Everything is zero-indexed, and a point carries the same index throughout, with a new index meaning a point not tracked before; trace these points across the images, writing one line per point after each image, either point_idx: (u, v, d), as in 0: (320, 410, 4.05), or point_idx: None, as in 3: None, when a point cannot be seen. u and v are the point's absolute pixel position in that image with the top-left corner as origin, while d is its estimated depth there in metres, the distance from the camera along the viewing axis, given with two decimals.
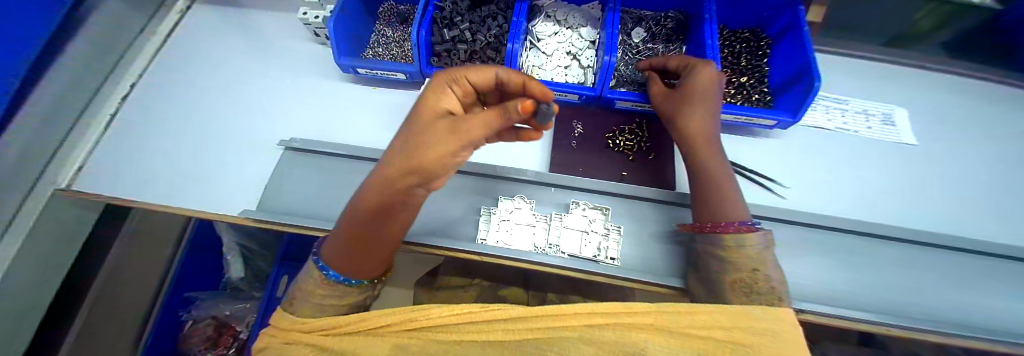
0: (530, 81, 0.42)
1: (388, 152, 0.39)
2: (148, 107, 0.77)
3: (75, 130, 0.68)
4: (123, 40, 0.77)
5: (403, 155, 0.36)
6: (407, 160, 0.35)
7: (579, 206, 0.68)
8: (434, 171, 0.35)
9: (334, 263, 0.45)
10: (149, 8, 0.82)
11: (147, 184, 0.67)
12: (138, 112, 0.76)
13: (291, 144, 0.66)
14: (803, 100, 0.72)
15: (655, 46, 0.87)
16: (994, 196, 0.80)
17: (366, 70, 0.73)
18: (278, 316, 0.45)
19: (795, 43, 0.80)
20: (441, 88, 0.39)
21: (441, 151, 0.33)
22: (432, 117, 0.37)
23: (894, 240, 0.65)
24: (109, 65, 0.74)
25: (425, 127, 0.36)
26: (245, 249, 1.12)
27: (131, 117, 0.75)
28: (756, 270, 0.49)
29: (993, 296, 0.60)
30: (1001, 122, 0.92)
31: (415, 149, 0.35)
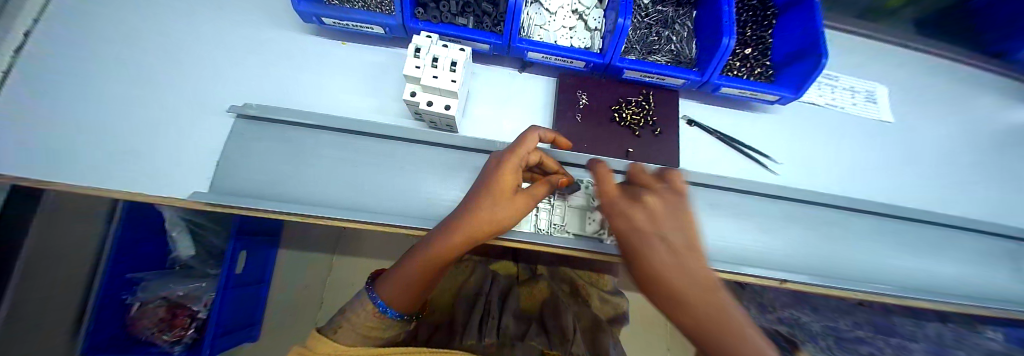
0: (558, 136, 0.56)
1: (454, 216, 0.46)
2: (44, 64, 0.62)
3: None
4: None
5: (494, 219, 0.46)
6: (487, 226, 0.45)
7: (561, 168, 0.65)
8: (502, 228, 0.48)
9: (390, 300, 0.44)
10: None
11: (53, 159, 0.55)
12: (57, 66, 0.62)
13: (246, 111, 0.59)
14: (809, 75, 0.67)
15: (665, 8, 0.77)
16: (943, 170, 0.88)
17: (334, 21, 0.64)
18: (319, 340, 0.39)
19: (806, 19, 0.71)
20: (513, 165, 0.46)
21: (520, 213, 0.48)
22: (511, 191, 0.47)
23: (861, 213, 0.74)
24: None
25: (510, 197, 0.47)
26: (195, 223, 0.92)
27: (40, 70, 0.61)
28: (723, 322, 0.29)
29: (932, 258, 0.74)
30: (956, 99, 0.99)
31: (493, 219, 0.46)
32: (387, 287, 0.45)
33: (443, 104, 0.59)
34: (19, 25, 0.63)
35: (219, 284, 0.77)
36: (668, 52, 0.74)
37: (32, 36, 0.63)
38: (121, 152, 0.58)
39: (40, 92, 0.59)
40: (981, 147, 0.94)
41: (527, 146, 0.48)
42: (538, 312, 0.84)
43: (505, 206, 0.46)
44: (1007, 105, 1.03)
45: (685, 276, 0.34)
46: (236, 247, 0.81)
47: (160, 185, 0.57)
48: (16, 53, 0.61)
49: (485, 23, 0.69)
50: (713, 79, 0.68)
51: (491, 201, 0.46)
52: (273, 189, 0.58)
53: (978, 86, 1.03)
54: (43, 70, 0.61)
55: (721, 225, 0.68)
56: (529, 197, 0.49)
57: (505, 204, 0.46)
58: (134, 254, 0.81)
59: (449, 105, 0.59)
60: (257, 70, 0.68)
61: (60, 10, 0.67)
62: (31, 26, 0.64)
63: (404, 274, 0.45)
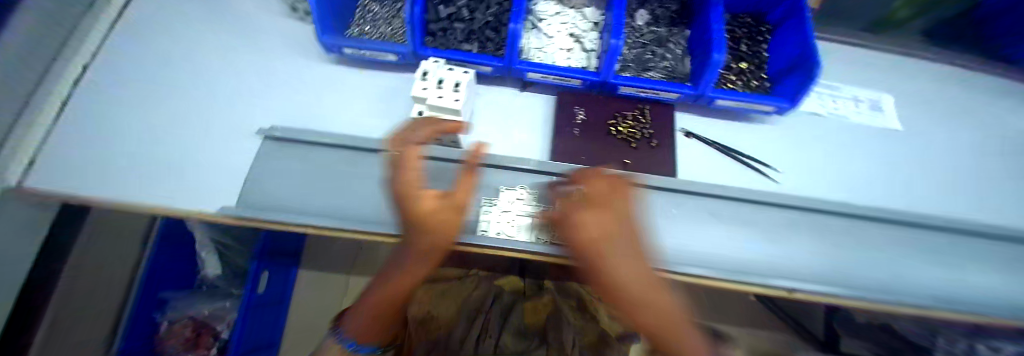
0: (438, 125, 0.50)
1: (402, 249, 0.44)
2: (101, 96, 0.72)
3: (23, 116, 0.62)
4: (67, 21, 0.72)
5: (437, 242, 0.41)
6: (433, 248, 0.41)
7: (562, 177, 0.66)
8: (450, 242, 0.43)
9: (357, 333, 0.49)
10: None
11: (102, 178, 0.62)
12: (115, 99, 0.72)
13: (272, 133, 0.66)
14: (802, 86, 0.68)
15: (658, 28, 0.80)
16: (962, 179, 0.86)
17: (353, 50, 0.71)
18: None
19: (799, 32, 0.72)
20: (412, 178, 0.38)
21: (457, 224, 0.41)
22: (429, 209, 0.38)
23: (875, 222, 0.72)
24: (55, 46, 0.69)
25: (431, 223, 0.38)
26: (222, 245, 0.98)
27: (96, 102, 0.71)
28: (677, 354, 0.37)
29: (960, 270, 0.70)
30: (970, 105, 0.98)
31: (431, 240, 0.40)
32: (351, 322, 0.49)
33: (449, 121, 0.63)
34: (78, 60, 0.74)
35: (242, 303, 0.82)
36: (663, 68, 0.76)
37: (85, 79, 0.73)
38: (161, 170, 0.65)
39: (100, 120, 0.69)
40: (998, 154, 0.91)
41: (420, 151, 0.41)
42: (541, 328, 0.81)
43: (432, 228, 0.39)
44: (1023, 109, 1.00)
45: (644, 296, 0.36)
46: (256, 268, 0.88)
47: (192, 201, 0.63)
48: (74, 86, 0.71)
49: (488, 47, 0.74)
50: (707, 92, 0.70)
51: (415, 238, 0.41)
52: (292, 202, 0.62)
53: (991, 91, 1.01)
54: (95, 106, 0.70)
55: (725, 234, 0.67)
56: (452, 202, 0.40)
57: (436, 223, 0.39)
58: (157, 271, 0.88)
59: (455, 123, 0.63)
60: (282, 96, 0.76)
61: (110, 57, 0.77)
62: (88, 62, 0.75)
63: (369, 316, 0.47)
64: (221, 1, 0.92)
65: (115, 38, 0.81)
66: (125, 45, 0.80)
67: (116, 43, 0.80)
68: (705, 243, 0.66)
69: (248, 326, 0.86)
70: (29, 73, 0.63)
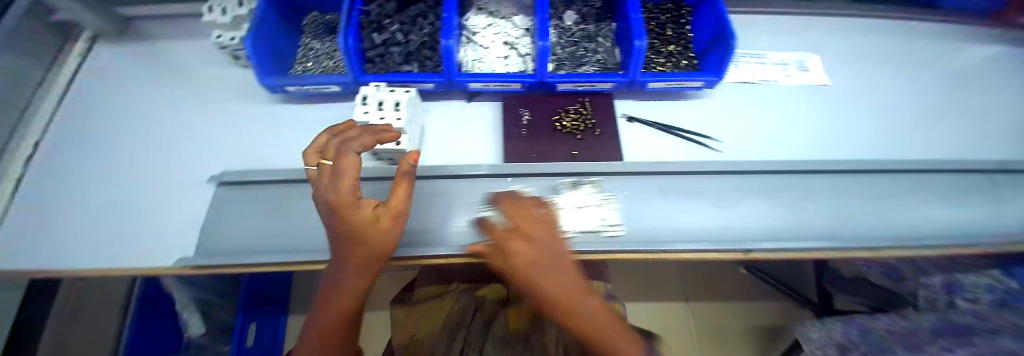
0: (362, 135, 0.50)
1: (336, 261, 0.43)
2: (53, 178, 0.76)
3: None
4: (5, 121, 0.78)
5: (375, 247, 0.42)
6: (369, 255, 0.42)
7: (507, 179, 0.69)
8: (389, 249, 0.45)
9: None
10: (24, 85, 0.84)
11: (62, 251, 0.64)
12: (71, 177, 0.76)
13: (224, 178, 0.67)
14: (723, 58, 0.73)
15: (587, 25, 0.85)
16: (891, 122, 0.92)
17: (297, 87, 0.73)
18: None
19: (712, 10, 0.78)
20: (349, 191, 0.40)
21: (396, 229, 0.46)
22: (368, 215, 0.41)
23: (814, 174, 0.76)
24: None
25: (371, 228, 0.41)
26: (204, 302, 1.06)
27: (50, 185, 0.74)
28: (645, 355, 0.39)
29: (897, 206, 0.74)
30: (886, 55, 1.07)
31: (365, 245, 0.42)
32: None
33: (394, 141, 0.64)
34: (22, 152, 0.78)
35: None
36: (596, 62, 0.80)
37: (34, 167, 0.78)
38: (119, 234, 0.67)
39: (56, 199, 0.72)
40: (915, 94, 0.99)
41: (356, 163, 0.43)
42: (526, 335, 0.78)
43: (371, 231, 0.41)
44: (926, 50, 1.10)
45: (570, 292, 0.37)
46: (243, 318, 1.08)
47: (150, 259, 0.63)
48: (20, 177, 0.76)
49: (427, 65, 0.78)
50: (638, 77, 0.74)
51: (349, 249, 0.42)
52: (251, 243, 0.62)
53: (895, 39, 1.11)
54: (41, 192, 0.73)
55: (677, 207, 0.70)
56: (392, 207, 0.45)
57: (372, 227, 0.41)
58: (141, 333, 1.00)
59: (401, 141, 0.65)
60: (236, 142, 0.78)
61: (57, 142, 0.82)
62: (32, 151, 0.80)
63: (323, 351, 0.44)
64: (171, 64, 0.96)
65: (55, 125, 0.85)
66: (71, 129, 0.84)
67: (60, 128, 0.84)
68: (661, 218, 0.68)
69: None
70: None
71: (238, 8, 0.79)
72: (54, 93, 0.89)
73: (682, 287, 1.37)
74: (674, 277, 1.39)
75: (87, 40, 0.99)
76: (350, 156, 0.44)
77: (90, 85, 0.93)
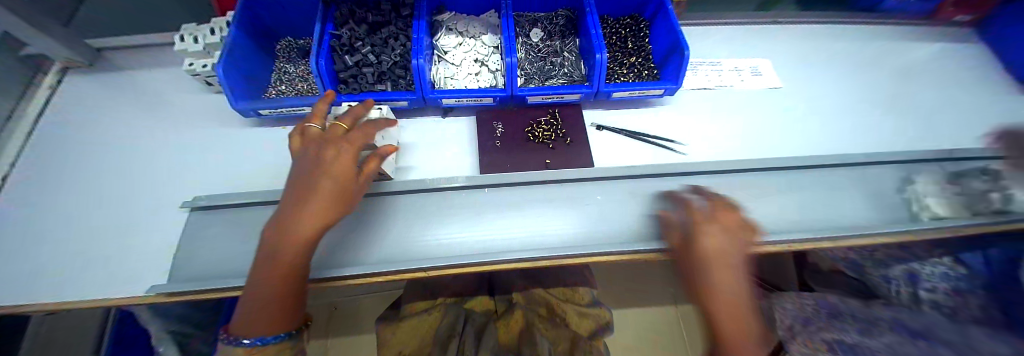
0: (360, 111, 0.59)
1: (302, 199, 0.46)
2: (17, 212, 0.74)
3: None
4: None
5: (350, 196, 0.50)
6: (341, 199, 0.48)
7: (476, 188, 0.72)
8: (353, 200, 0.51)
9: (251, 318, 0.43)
10: None
11: (25, 287, 0.63)
12: (35, 210, 0.74)
13: (197, 203, 0.67)
14: (679, 67, 0.78)
15: (553, 41, 0.90)
16: (840, 119, 1.00)
17: (270, 110, 0.74)
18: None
19: (667, 24, 0.84)
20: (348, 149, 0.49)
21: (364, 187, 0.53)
22: (352, 172, 0.49)
23: (773, 170, 0.81)
24: None
25: (350, 182, 0.49)
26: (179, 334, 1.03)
27: (11, 219, 0.72)
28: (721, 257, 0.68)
29: (852, 197, 0.79)
30: (835, 56, 1.16)
31: (342, 191, 0.48)
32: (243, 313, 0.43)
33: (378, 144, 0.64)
34: None
35: None
36: (562, 75, 0.85)
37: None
38: (86, 265, 0.65)
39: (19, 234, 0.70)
40: (862, 91, 1.07)
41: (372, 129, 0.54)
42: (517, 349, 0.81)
43: (348, 183, 0.49)
44: (868, 50, 1.19)
45: (732, 291, 0.53)
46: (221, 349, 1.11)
47: (124, 289, 0.62)
48: None
49: (401, 84, 0.81)
50: (602, 88, 0.79)
51: (319, 186, 0.46)
52: (226, 267, 0.62)
53: (839, 41, 1.21)
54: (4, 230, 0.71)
55: (647, 208, 0.73)
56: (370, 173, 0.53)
57: (353, 182, 0.49)
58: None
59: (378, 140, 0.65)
60: (211, 167, 0.78)
61: (24, 177, 0.80)
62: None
63: (272, 299, 0.44)
64: (144, 91, 0.96)
65: (22, 157, 0.83)
66: (40, 162, 0.82)
67: (28, 160, 0.83)
68: (632, 219, 0.71)
69: None
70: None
71: (210, 37, 0.81)
72: (20, 127, 0.87)
73: (670, 289, 1.41)
74: (661, 279, 1.43)
75: (57, 73, 0.99)
76: (360, 130, 0.53)
77: (60, 117, 0.91)
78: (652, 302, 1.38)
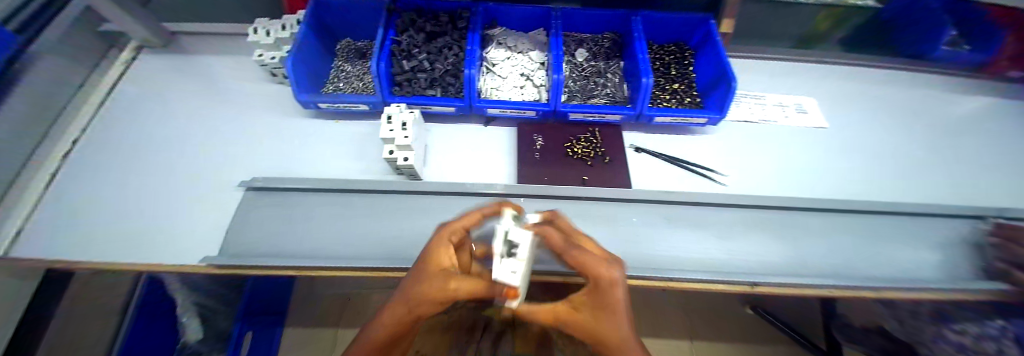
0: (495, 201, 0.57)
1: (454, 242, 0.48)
2: (85, 173, 0.81)
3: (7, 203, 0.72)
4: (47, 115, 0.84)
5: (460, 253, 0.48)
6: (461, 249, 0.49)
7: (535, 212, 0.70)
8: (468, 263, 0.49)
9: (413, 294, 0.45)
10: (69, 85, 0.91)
11: (88, 245, 0.68)
12: (102, 174, 0.81)
13: (252, 184, 0.71)
14: (725, 98, 0.78)
15: (597, 62, 0.93)
16: (887, 165, 0.96)
17: (328, 104, 0.79)
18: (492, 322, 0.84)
19: (714, 54, 0.85)
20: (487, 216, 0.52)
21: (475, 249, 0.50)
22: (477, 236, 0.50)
23: (817, 210, 0.78)
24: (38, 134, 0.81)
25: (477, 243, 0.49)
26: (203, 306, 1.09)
27: (82, 180, 0.80)
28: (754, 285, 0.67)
29: (900, 247, 0.75)
30: (883, 101, 1.13)
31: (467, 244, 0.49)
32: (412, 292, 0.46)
33: (506, 268, 0.37)
34: (62, 147, 0.85)
35: None
36: (604, 95, 0.87)
37: (66, 166, 0.82)
38: (145, 231, 0.71)
39: (86, 195, 0.77)
40: (910, 140, 1.03)
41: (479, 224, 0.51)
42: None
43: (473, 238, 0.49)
44: (917, 98, 1.16)
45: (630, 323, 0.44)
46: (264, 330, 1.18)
47: (173, 257, 0.67)
48: (54, 174, 0.80)
49: (449, 91, 0.84)
50: (645, 111, 0.79)
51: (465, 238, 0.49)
52: (271, 248, 0.64)
53: (885, 86, 1.18)
54: (73, 191, 0.78)
55: (683, 236, 0.72)
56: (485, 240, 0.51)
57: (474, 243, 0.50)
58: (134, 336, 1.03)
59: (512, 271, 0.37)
60: (266, 152, 0.83)
61: (88, 144, 0.87)
62: (70, 147, 0.85)
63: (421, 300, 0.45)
64: (210, 75, 1.05)
65: (92, 125, 0.91)
66: (105, 131, 0.90)
67: (97, 129, 0.91)
68: (669, 246, 0.70)
69: None
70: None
71: (281, 32, 0.88)
72: (93, 96, 0.96)
73: (687, 323, 1.36)
74: (678, 310, 1.38)
75: (133, 50, 1.09)
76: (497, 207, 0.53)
77: (126, 91, 1.00)
78: (667, 334, 1.33)
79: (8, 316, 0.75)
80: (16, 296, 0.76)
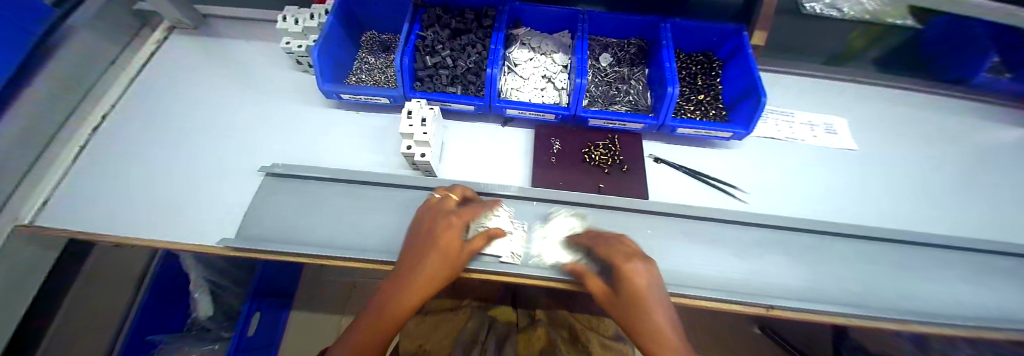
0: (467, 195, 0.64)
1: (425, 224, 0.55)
2: (110, 148, 0.84)
3: (35, 173, 0.75)
4: (81, 88, 0.88)
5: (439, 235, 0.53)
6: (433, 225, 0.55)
7: (561, 213, 0.70)
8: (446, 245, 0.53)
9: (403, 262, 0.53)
10: (102, 61, 0.94)
11: (112, 218, 0.71)
12: (125, 150, 0.84)
13: (272, 170, 0.71)
14: (753, 113, 0.76)
15: (622, 68, 0.91)
16: (921, 193, 0.91)
17: (350, 95, 0.80)
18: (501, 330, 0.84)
19: (745, 67, 0.82)
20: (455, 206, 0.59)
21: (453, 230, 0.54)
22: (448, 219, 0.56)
23: (844, 236, 0.75)
24: (71, 106, 0.85)
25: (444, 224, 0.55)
26: (215, 284, 1.12)
27: (106, 155, 0.83)
28: (771, 308, 0.64)
29: (930, 281, 0.71)
30: (920, 126, 1.08)
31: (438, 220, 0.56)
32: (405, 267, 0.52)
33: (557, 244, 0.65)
34: (90, 121, 0.88)
35: (232, 346, 0.99)
36: (626, 103, 0.85)
37: (94, 141, 0.86)
38: (165, 209, 0.73)
39: (111, 169, 0.80)
40: (946, 168, 0.98)
41: (477, 211, 0.58)
42: None
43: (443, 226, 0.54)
44: (956, 125, 1.10)
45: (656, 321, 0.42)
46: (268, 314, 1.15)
47: (189, 236, 0.68)
48: (81, 148, 0.83)
49: (470, 89, 0.84)
50: (668, 121, 0.78)
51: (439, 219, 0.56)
52: (284, 234, 0.65)
53: (922, 111, 1.12)
54: (102, 165, 0.81)
55: (700, 253, 0.70)
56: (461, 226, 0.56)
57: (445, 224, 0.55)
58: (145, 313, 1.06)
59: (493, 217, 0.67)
60: (288, 138, 0.85)
61: (116, 120, 0.90)
62: (99, 122, 0.89)
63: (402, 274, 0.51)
64: (237, 59, 1.07)
65: (121, 101, 0.95)
66: (132, 108, 0.93)
67: (124, 106, 0.94)
68: (686, 262, 0.68)
69: (245, 348, 1.04)
70: (31, 140, 0.75)
71: (309, 21, 0.89)
72: (124, 73, 0.99)
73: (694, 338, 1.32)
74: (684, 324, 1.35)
75: (165, 30, 1.12)
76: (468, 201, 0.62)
77: (155, 71, 1.03)
78: None
79: (33, 280, 0.79)
80: (42, 263, 0.80)
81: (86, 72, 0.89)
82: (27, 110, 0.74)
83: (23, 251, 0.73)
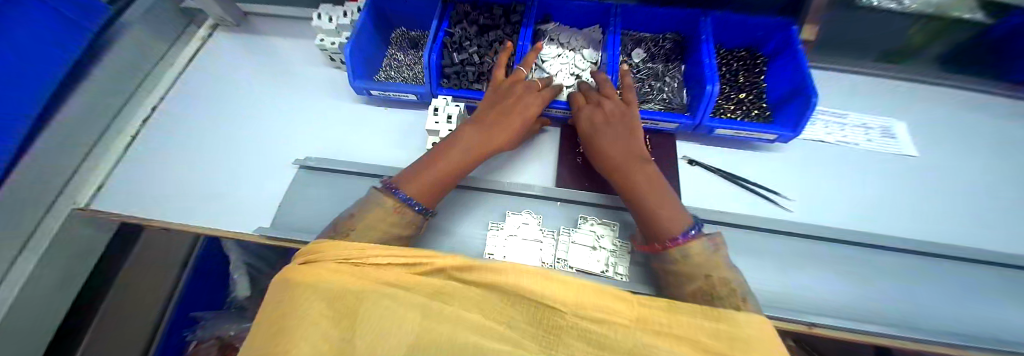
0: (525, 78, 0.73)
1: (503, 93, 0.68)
2: (158, 137, 0.91)
3: (90, 161, 0.82)
4: (134, 81, 0.95)
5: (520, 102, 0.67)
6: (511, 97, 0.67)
7: (588, 221, 0.68)
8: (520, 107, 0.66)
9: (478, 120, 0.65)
10: (154, 56, 1.01)
11: (161, 204, 0.77)
12: (171, 139, 0.90)
13: (304, 163, 0.74)
14: (801, 114, 0.69)
15: (655, 64, 0.88)
16: (998, 207, 0.81)
17: (379, 91, 0.81)
18: None
19: (794, 64, 0.75)
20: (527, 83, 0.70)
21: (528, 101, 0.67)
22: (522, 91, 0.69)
23: (904, 251, 0.67)
24: (126, 97, 0.92)
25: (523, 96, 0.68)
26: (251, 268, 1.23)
27: (154, 145, 0.89)
28: (812, 326, 0.59)
29: (1006, 308, 0.63)
30: (997, 134, 0.96)
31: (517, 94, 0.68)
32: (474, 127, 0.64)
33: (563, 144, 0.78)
34: (141, 113, 0.95)
35: None
36: (659, 101, 0.81)
37: (145, 131, 0.93)
38: (207, 198, 0.78)
39: (157, 157, 0.87)
40: None
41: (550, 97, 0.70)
42: None
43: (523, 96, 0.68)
44: None
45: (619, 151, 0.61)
46: None
47: (226, 223, 0.72)
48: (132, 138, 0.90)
49: None
50: (705, 121, 0.73)
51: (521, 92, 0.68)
52: (314, 224, 0.68)
53: (1002, 117, 0.99)
54: (151, 153, 0.88)
55: (737, 263, 0.65)
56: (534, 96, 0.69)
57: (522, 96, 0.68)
58: (189, 294, 1.16)
59: (524, 224, 0.68)
60: (320, 133, 0.88)
61: (163, 112, 0.97)
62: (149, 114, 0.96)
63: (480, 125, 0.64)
64: (274, 56, 1.12)
65: (170, 94, 1.02)
66: (178, 101, 1.00)
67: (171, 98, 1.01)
68: None
69: None
70: (91, 128, 0.83)
71: (342, 18, 0.91)
72: (174, 67, 1.07)
73: None
74: None
75: (209, 27, 1.18)
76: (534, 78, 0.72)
77: (199, 66, 1.09)
78: None
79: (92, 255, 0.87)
80: (101, 241, 0.88)
81: (137, 67, 0.96)
82: (87, 101, 0.81)
83: (82, 229, 0.81)
